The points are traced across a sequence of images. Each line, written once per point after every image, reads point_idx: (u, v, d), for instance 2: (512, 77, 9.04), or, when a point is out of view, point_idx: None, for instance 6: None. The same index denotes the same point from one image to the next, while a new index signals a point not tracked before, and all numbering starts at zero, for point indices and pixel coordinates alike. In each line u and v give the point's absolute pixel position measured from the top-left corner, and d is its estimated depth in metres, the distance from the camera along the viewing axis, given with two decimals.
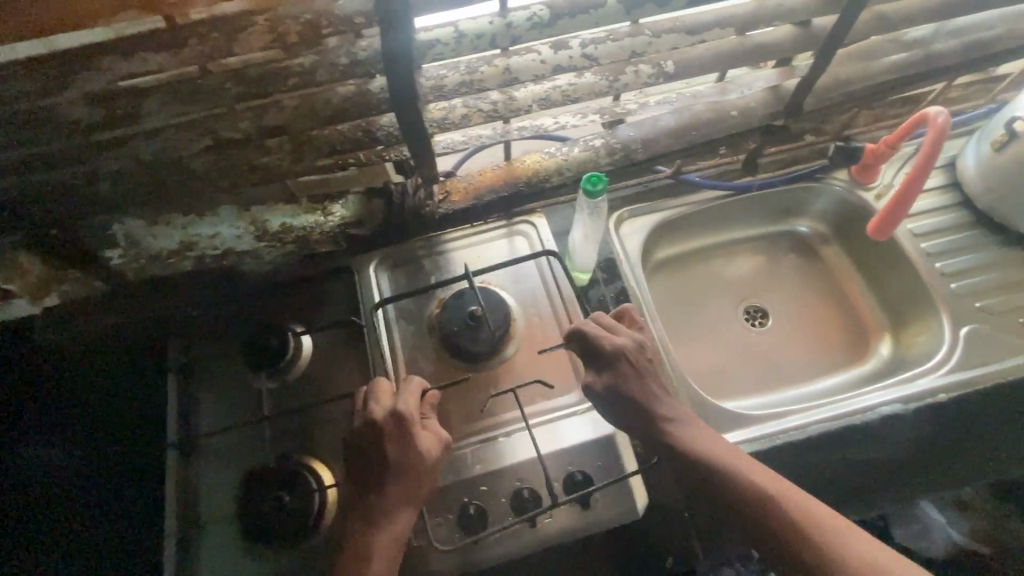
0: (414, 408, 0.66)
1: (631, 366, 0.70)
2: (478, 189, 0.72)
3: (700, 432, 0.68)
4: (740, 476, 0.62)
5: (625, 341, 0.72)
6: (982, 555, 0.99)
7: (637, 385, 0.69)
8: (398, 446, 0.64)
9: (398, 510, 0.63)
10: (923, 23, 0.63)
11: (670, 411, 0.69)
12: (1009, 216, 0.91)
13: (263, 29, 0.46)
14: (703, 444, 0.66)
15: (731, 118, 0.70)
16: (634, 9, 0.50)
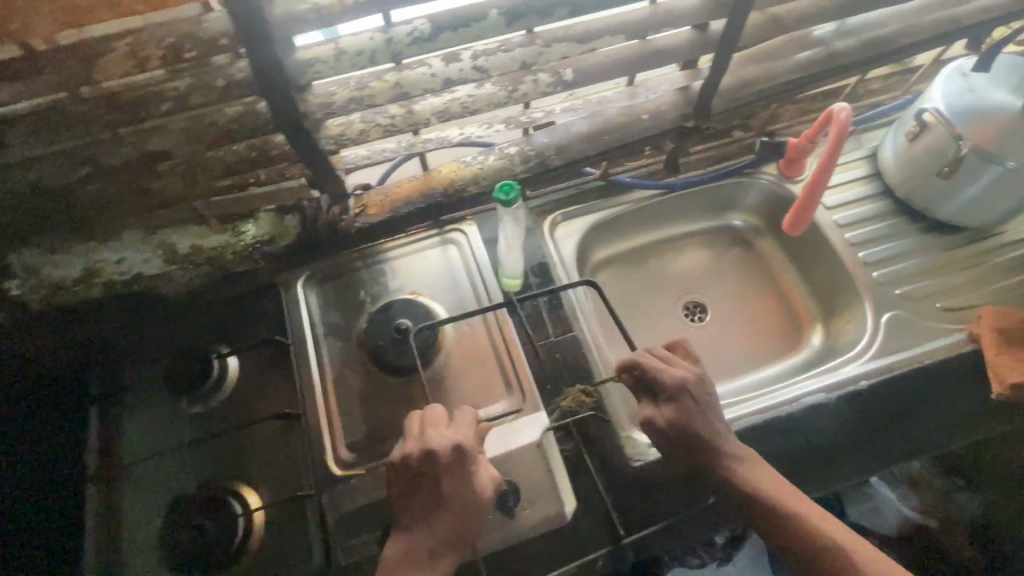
0: (474, 441, 0.63)
1: (691, 400, 0.66)
2: (394, 201, 0.72)
3: (761, 472, 0.66)
4: (807, 527, 0.61)
5: (688, 375, 0.68)
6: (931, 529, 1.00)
7: (699, 420, 0.66)
8: (453, 486, 0.60)
9: (445, 554, 0.59)
10: (817, 22, 0.64)
11: (730, 445, 0.67)
12: (925, 205, 0.94)
13: (125, 54, 0.44)
14: (764, 486, 0.64)
15: (642, 122, 0.71)
16: (515, 21, 0.50)
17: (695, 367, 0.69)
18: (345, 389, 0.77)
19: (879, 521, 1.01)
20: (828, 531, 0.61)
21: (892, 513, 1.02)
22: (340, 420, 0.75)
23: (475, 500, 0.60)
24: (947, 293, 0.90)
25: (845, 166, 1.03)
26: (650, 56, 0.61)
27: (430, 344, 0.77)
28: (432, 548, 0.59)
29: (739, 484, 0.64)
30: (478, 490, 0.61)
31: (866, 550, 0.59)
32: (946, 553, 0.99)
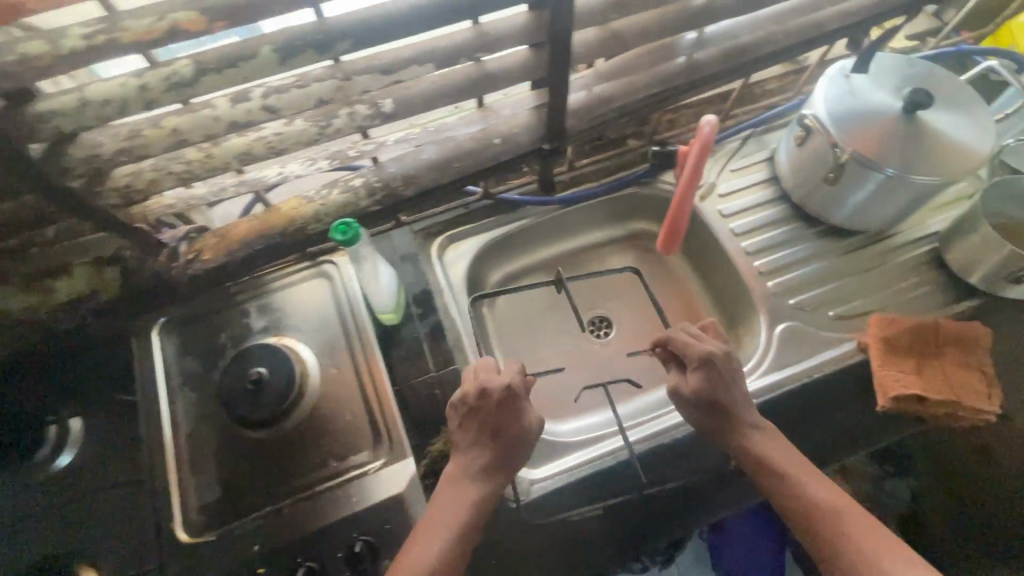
0: (523, 385, 0.70)
1: (718, 373, 0.71)
2: (231, 244, 0.66)
3: (773, 440, 0.70)
4: (803, 487, 0.65)
5: (717, 350, 0.72)
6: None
7: (725, 391, 0.70)
8: (505, 418, 0.68)
9: (493, 476, 0.68)
10: (664, 35, 0.60)
11: (749, 412, 0.71)
12: (819, 210, 0.91)
13: None
14: (774, 450, 0.69)
15: (495, 146, 0.66)
16: (290, 57, 0.45)
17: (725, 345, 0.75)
18: (201, 445, 0.72)
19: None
20: (818, 490, 0.65)
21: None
22: (195, 478, 0.70)
23: (517, 444, 0.68)
24: (840, 300, 0.88)
25: (745, 168, 0.99)
26: (479, 81, 0.56)
27: (291, 393, 0.72)
28: (470, 486, 0.66)
29: (750, 442, 0.69)
30: (515, 437, 0.68)
31: (854, 511, 0.63)
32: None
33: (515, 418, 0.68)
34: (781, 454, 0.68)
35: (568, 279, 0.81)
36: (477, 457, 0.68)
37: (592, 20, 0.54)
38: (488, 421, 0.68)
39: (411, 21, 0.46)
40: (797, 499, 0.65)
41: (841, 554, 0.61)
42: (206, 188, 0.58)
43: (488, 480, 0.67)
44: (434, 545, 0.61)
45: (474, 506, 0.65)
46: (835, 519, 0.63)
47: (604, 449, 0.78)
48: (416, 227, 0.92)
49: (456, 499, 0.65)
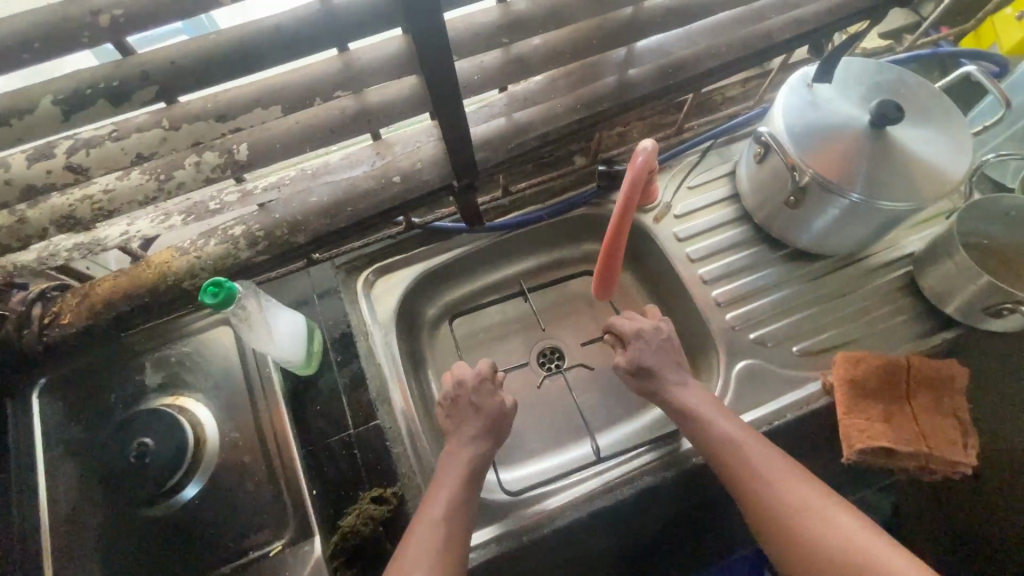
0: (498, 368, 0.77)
1: (651, 345, 0.75)
2: (94, 304, 0.57)
3: (694, 389, 0.71)
4: (713, 428, 0.66)
5: (648, 325, 0.77)
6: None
7: (655, 358, 0.74)
8: (482, 396, 0.73)
9: (487, 443, 0.70)
10: (580, 56, 0.51)
11: (679, 374, 0.73)
12: (784, 232, 0.82)
13: None
14: (694, 399, 0.69)
15: (394, 185, 0.57)
16: (81, 110, 0.36)
17: (658, 320, 0.79)
18: (82, 526, 0.64)
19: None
20: (724, 425, 0.66)
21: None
22: (73, 566, 0.62)
23: (495, 414, 0.72)
24: (806, 333, 0.80)
25: (705, 184, 0.90)
26: (354, 120, 0.46)
27: (180, 466, 0.64)
28: (463, 453, 0.68)
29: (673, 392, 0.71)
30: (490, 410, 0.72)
31: (755, 440, 0.64)
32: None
33: (491, 394, 0.74)
34: (697, 401, 0.69)
35: (526, 292, 0.91)
36: (465, 430, 0.71)
37: (482, 44, 0.45)
38: (468, 400, 0.72)
39: (237, 59, 0.37)
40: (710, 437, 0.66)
41: (753, 490, 0.61)
42: (40, 250, 0.49)
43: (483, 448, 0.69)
44: (443, 501, 0.63)
45: (471, 465, 0.67)
46: (740, 454, 0.63)
47: (558, 499, 0.71)
48: (339, 261, 0.83)
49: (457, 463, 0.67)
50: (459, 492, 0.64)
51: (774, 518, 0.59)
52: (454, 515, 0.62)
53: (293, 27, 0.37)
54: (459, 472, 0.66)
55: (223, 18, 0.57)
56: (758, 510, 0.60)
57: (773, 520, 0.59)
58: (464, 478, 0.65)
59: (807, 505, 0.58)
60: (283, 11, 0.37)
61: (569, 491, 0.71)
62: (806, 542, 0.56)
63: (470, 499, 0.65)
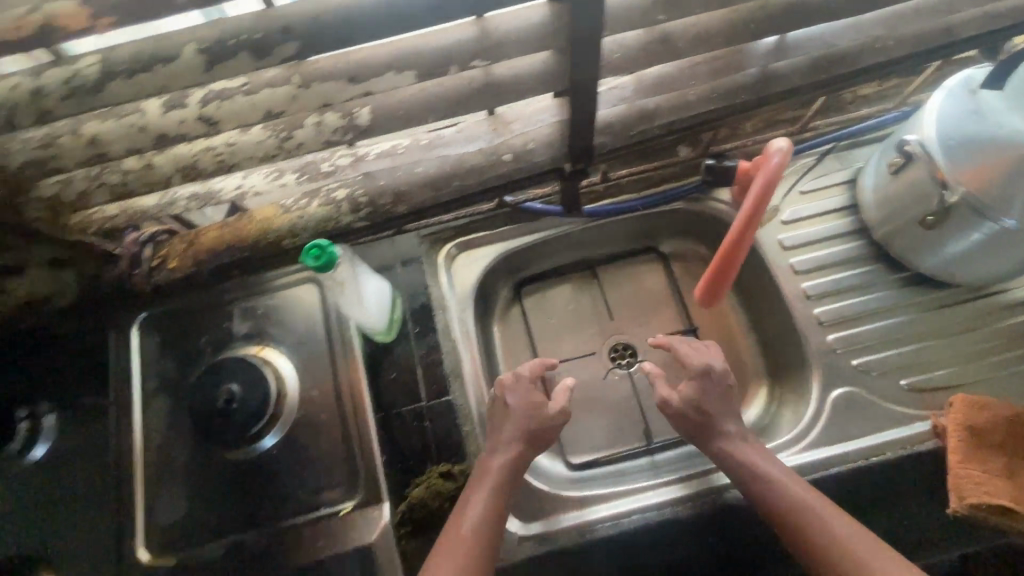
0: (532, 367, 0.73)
1: (717, 387, 0.70)
2: (199, 252, 0.58)
3: (750, 443, 0.67)
4: (784, 487, 0.61)
5: (719, 365, 0.72)
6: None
7: (715, 401, 0.69)
8: (514, 395, 0.70)
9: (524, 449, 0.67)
10: (731, 41, 0.45)
11: (738, 426, 0.68)
12: (907, 253, 0.74)
13: None
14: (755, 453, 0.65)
15: (504, 164, 0.54)
16: (219, 62, 0.34)
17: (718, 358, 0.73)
18: (169, 458, 0.67)
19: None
20: (795, 488, 0.61)
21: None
22: (160, 494, 0.66)
23: (525, 414, 0.68)
24: (918, 367, 0.73)
25: (819, 190, 0.83)
26: (481, 92, 0.44)
27: (262, 417, 0.66)
28: (496, 457, 0.66)
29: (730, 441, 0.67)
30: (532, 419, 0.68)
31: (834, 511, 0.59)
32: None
33: (524, 394, 0.70)
34: (762, 458, 0.64)
35: (600, 278, 0.90)
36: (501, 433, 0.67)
37: (634, 20, 0.40)
38: (503, 400, 0.69)
39: (383, 17, 0.34)
40: (778, 501, 0.60)
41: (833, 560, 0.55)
42: (158, 197, 0.50)
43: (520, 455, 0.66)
44: (477, 507, 0.61)
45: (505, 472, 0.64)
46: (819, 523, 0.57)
47: (634, 504, 0.70)
48: (423, 231, 0.82)
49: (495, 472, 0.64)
50: (489, 501, 0.62)
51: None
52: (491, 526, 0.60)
53: None
54: (495, 477, 0.64)
55: None
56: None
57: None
58: (500, 485, 0.63)
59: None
60: None
61: (645, 497, 0.70)
62: None
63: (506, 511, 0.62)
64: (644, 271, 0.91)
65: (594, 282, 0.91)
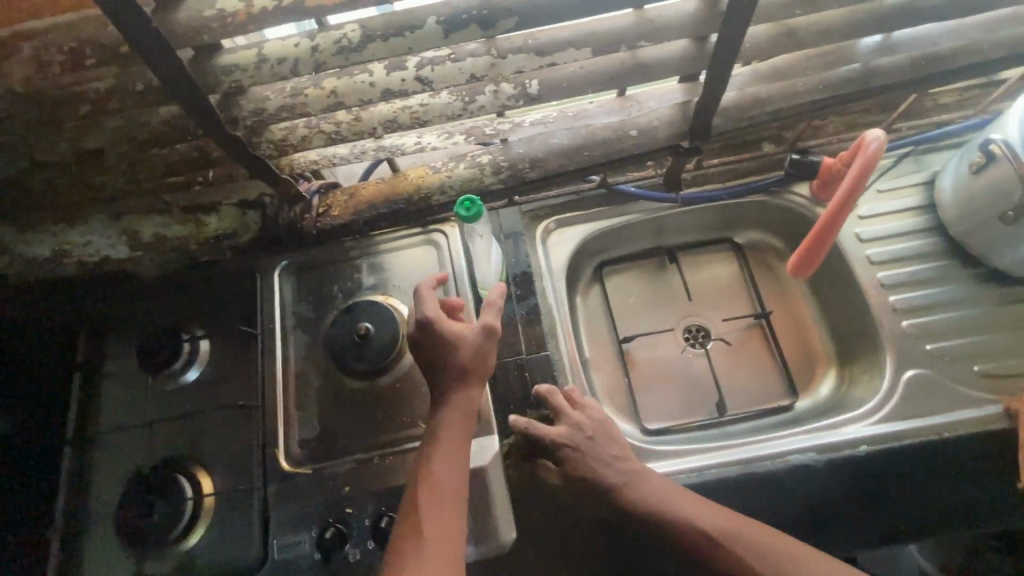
0: (434, 309, 0.67)
1: (575, 450, 0.69)
2: (358, 203, 0.69)
3: (643, 484, 0.67)
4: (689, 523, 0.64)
5: (565, 427, 0.71)
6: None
7: (587, 465, 0.68)
8: (432, 353, 0.66)
9: (461, 429, 0.63)
10: (845, 38, 0.53)
11: (620, 473, 0.68)
12: (981, 249, 0.80)
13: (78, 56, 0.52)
14: (654, 495, 0.66)
15: (630, 139, 0.63)
16: (452, 32, 0.44)
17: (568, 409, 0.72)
18: (305, 384, 0.77)
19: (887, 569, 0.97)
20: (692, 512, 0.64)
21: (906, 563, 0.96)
22: (298, 413, 0.76)
23: (454, 367, 0.65)
24: (989, 356, 0.77)
25: (895, 190, 0.88)
26: (631, 71, 0.53)
27: (391, 351, 0.75)
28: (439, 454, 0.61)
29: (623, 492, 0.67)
30: (465, 353, 0.66)
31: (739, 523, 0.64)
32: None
33: (445, 344, 0.66)
34: (647, 491, 0.66)
35: (679, 262, 0.97)
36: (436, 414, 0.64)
37: (771, 14, 0.49)
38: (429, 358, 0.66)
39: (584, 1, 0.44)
40: (687, 537, 0.63)
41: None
42: (346, 149, 0.60)
43: (455, 441, 0.62)
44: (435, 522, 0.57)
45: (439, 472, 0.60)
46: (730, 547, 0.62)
47: (711, 461, 0.75)
48: (525, 208, 0.92)
49: (436, 478, 0.60)
50: (447, 507, 0.58)
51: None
52: (451, 533, 0.57)
53: None
54: (439, 481, 0.60)
55: None
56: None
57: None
58: (452, 487, 0.59)
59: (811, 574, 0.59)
60: None
61: (722, 455, 0.76)
62: None
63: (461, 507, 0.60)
64: (720, 258, 0.98)
65: (672, 266, 0.98)
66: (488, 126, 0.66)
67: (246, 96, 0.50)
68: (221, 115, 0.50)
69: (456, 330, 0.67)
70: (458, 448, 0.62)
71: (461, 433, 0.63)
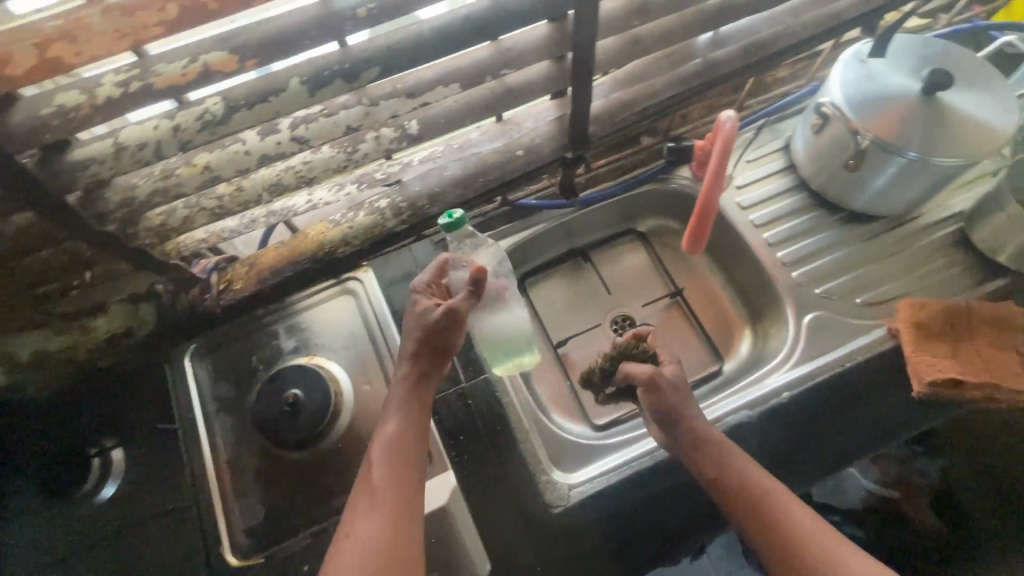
0: (427, 277, 0.74)
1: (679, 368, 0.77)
2: (261, 270, 0.67)
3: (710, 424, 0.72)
4: (731, 467, 0.67)
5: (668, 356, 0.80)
6: (893, 499, 1.03)
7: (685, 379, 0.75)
8: (409, 319, 0.71)
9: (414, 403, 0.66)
10: (682, 39, 0.59)
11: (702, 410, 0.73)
12: (840, 197, 0.90)
13: None
14: (718, 439, 0.70)
15: (518, 158, 0.65)
16: (317, 90, 0.45)
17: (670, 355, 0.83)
18: (240, 468, 0.72)
19: (841, 498, 1.07)
20: (745, 467, 0.67)
21: (855, 487, 1.07)
22: (237, 501, 0.71)
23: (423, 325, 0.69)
24: (867, 287, 0.88)
25: (761, 159, 0.99)
26: (502, 97, 0.55)
27: (326, 411, 0.72)
28: (387, 429, 0.64)
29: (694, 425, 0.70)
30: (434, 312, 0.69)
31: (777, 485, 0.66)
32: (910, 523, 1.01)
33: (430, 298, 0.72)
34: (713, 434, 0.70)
35: (592, 259, 1.02)
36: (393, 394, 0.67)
37: (614, 29, 0.53)
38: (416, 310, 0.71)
39: (441, 41, 0.46)
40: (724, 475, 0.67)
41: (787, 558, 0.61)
42: (235, 220, 0.59)
43: (407, 415, 0.65)
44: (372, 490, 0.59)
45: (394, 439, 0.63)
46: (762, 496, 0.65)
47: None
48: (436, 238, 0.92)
49: (387, 438, 0.63)
50: (382, 478, 0.60)
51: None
52: (398, 488, 0.60)
53: (480, 17, 0.46)
54: (381, 453, 0.62)
55: None
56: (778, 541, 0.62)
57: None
58: (394, 459, 0.61)
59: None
60: (473, 6, 0.46)
61: None
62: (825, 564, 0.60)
63: (413, 462, 0.62)
64: (629, 249, 1.04)
65: (588, 265, 1.03)
66: (377, 170, 0.66)
67: (111, 187, 0.47)
68: (86, 210, 0.47)
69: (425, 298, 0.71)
70: (414, 421, 0.65)
71: (417, 407, 0.66)
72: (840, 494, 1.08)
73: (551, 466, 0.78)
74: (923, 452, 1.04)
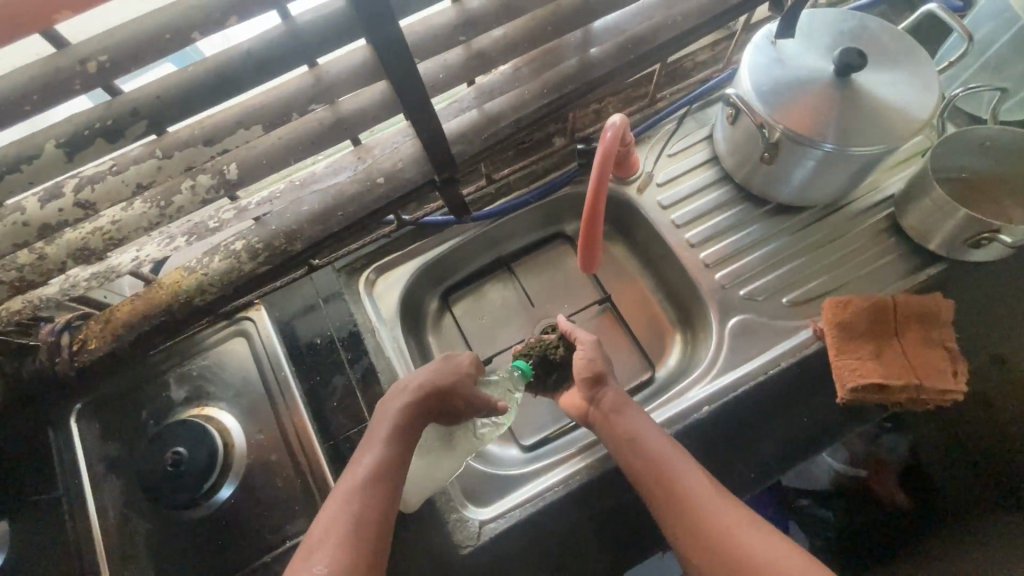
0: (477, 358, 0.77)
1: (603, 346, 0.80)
2: (116, 326, 0.62)
3: (639, 408, 0.71)
4: (650, 444, 0.66)
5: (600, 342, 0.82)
6: (862, 478, 0.96)
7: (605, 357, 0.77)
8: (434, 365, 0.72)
9: (405, 443, 0.65)
10: (535, 48, 0.54)
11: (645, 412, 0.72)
12: (763, 190, 0.85)
13: None
14: (640, 418, 0.69)
15: (380, 186, 0.60)
16: (76, 152, 0.39)
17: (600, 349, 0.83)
18: (131, 528, 0.70)
19: (809, 482, 1.01)
20: (663, 445, 0.66)
21: (823, 470, 1.01)
22: (129, 562, 0.69)
23: (447, 369, 0.72)
24: (795, 284, 0.83)
25: (684, 150, 0.92)
26: (332, 129, 0.50)
27: (212, 469, 0.69)
28: (367, 461, 0.62)
29: (624, 407, 0.71)
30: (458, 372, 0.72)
31: (685, 459, 0.65)
32: (878, 501, 0.93)
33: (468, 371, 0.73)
34: (634, 416, 0.69)
35: (514, 269, 0.96)
36: (378, 429, 0.66)
37: (440, 44, 0.48)
38: (453, 364, 0.73)
39: (222, 84, 0.40)
40: (646, 449, 0.66)
41: (692, 525, 0.60)
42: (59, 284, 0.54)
43: (395, 451, 0.63)
44: (342, 521, 0.57)
45: (371, 472, 0.61)
46: (675, 470, 0.64)
47: (576, 466, 0.76)
48: (340, 264, 0.87)
49: (368, 472, 0.61)
50: (357, 510, 0.58)
51: (716, 550, 0.58)
52: (375, 525, 0.58)
53: (262, 51, 0.40)
54: (358, 483, 0.60)
55: (207, 47, 0.54)
56: (694, 520, 0.60)
57: (720, 561, 0.58)
58: (370, 492, 0.59)
59: (753, 542, 0.57)
60: (253, 38, 0.40)
61: (584, 459, 0.76)
62: (736, 541, 0.58)
63: (388, 501, 0.60)
64: (556, 255, 0.99)
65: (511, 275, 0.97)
66: (211, 218, 0.61)
67: None
68: None
69: (464, 363, 0.74)
70: (395, 459, 0.63)
71: (399, 444, 0.64)
72: (807, 478, 1.02)
73: (465, 502, 0.76)
74: (891, 428, 0.95)
